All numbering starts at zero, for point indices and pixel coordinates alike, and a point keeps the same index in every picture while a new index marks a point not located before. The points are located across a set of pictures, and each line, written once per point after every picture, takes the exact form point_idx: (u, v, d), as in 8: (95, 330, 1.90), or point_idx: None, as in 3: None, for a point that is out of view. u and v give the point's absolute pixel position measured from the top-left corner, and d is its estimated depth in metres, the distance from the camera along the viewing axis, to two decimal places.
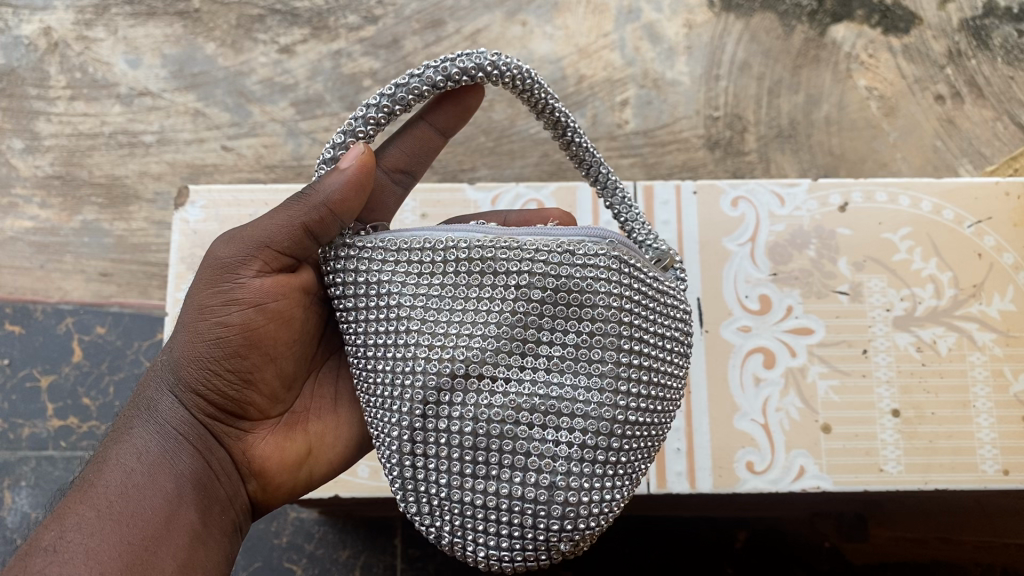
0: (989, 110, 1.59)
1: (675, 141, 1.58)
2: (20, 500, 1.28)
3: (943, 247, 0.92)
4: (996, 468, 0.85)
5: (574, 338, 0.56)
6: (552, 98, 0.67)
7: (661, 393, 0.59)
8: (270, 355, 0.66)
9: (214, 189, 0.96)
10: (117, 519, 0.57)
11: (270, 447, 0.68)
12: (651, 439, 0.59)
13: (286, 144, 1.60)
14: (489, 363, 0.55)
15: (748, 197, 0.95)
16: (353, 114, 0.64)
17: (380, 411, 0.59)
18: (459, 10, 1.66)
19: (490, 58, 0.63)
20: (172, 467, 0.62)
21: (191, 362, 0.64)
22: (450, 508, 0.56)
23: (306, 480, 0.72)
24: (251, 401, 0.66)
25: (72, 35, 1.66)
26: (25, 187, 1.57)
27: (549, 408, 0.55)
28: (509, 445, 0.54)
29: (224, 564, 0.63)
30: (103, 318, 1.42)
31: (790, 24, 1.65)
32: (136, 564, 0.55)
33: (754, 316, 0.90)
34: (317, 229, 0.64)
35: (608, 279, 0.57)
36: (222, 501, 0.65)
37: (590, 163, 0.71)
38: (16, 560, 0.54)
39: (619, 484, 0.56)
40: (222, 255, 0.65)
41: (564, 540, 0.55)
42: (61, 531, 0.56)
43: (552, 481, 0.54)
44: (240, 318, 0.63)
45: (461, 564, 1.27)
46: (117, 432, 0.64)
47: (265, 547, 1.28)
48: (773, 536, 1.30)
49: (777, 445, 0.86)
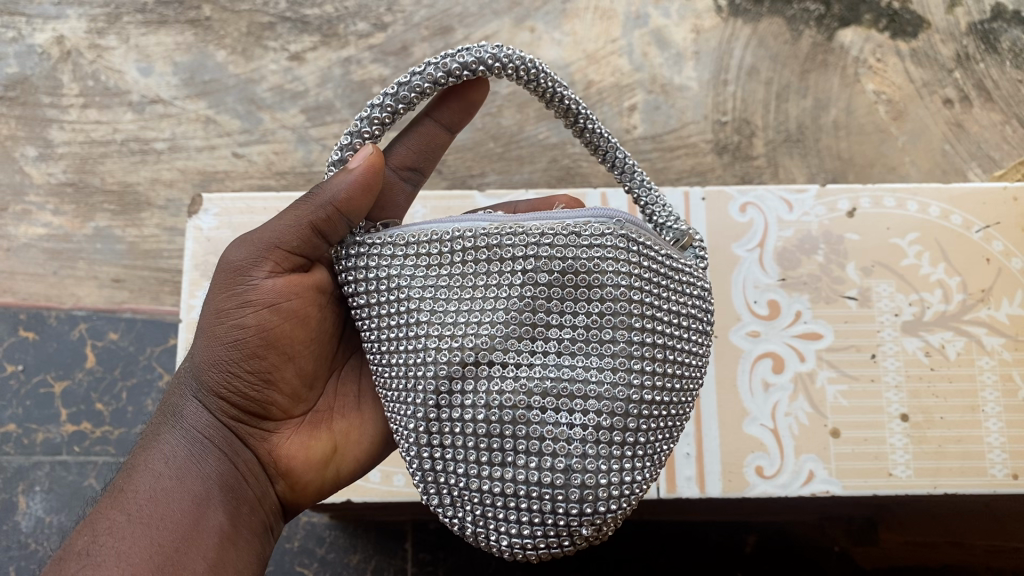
0: (998, 113, 1.59)
1: (683, 146, 1.59)
2: (34, 504, 1.30)
3: (951, 251, 0.92)
4: (1005, 473, 0.86)
5: (584, 320, 0.56)
6: (559, 86, 0.67)
7: (677, 372, 0.59)
8: (289, 354, 0.67)
9: (227, 197, 0.96)
10: (146, 522, 0.58)
11: (296, 446, 0.69)
12: (670, 420, 0.59)
13: (296, 150, 1.61)
14: (499, 350, 0.56)
15: (757, 203, 0.95)
16: (357, 117, 0.66)
17: (398, 405, 0.60)
18: (468, 16, 1.67)
19: (492, 51, 0.63)
20: (198, 469, 0.63)
21: (212, 365, 0.65)
22: (471, 498, 0.56)
23: (333, 478, 0.72)
24: (272, 401, 0.67)
25: (85, 43, 1.68)
26: (38, 194, 1.59)
27: (562, 391, 0.55)
28: (523, 430, 0.55)
29: (255, 564, 0.64)
30: (117, 324, 1.44)
31: (797, 29, 1.65)
32: (166, 566, 0.57)
33: (764, 321, 0.90)
34: (325, 228, 0.66)
35: (615, 258, 0.58)
36: (251, 501, 0.65)
37: (605, 149, 0.71)
38: (52, 565, 0.56)
39: (639, 465, 0.56)
40: (235, 260, 0.66)
41: (585, 524, 0.55)
42: (93, 536, 0.57)
43: (568, 465, 0.54)
44: (255, 320, 0.65)
45: (471, 568, 1.28)
46: (145, 439, 0.65)
47: (277, 551, 1.30)
48: (781, 539, 1.30)
49: (786, 450, 0.87)
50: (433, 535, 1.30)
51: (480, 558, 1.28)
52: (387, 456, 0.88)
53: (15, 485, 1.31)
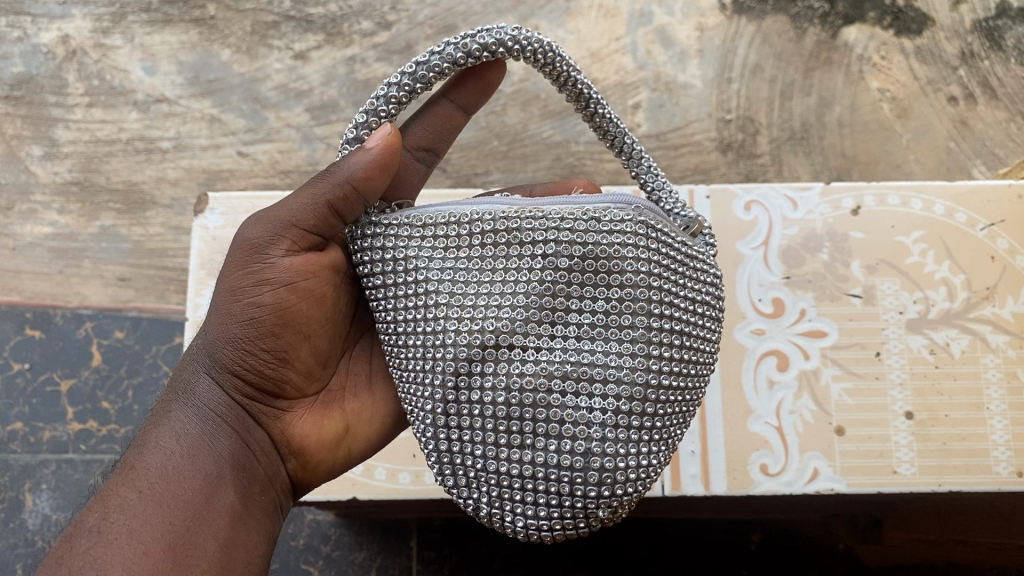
0: (1002, 111, 1.59)
1: (687, 144, 1.59)
2: (41, 502, 1.30)
3: (956, 249, 0.92)
4: (1010, 470, 0.86)
5: (603, 305, 0.57)
6: (573, 70, 0.68)
7: (693, 357, 0.60)
8: (304, 334, 0.67)
9: (233, 196, 0.96)
10: (157, 500, 0.58)
11: (308, 425, 0.70)
12: (684, 405, 0.60)
13: (301, 149, 1.61)
14: (519, 334, 0.57)
15: (762, 201, 0.95)
16: (373, 95, 0.65)
17: (414, 386, 0.60)
18: (471, 15, 1.67)
19: (511, 33, 0.64)
20: (211, 448, 0.63)
21: (227, 343, 0.66)
22: (487, 480, 0.57)
23: (345, 458, 0.73)
24: (286, 379, 0.68)
25: (90, 43, 1.69)
26: (44, 193, 1.59)
27: (581, 374, 0.55)
28: (542, 413, 0.55)
29: (267, 544, 0.64)
30: (122, 322, 1.45)
31: (801, 27, 1.65)
32: (179, 545, 0.57)
33: (768, 319, 0.91)
34: (341, 207, 0.66)
35: (634, 244, 0.58)
36: (262, 481, 0.66)
37: (614, 134, 0.72)
38: (63, 542, 0.57)
39: (654, 450, 0.57)
40: (251, 237, 0.66)
41: (601, 507, 0.56)
42: (105, 513, 0.57)
43: (587, 448, 0.55)
44: (271, 298, 0.65)
45: (476, 565, 1.29)
46: (157, 417, 0.65)
47: (283, 549, 1.30)
48: (786, 538, 1.30)
49: (791, 448, 0.87)
50: (439, 532, 1.31)
51: (485, 556, 1.29)
52: (393, 454, 0.88)
53: (22, 482, 1.32)
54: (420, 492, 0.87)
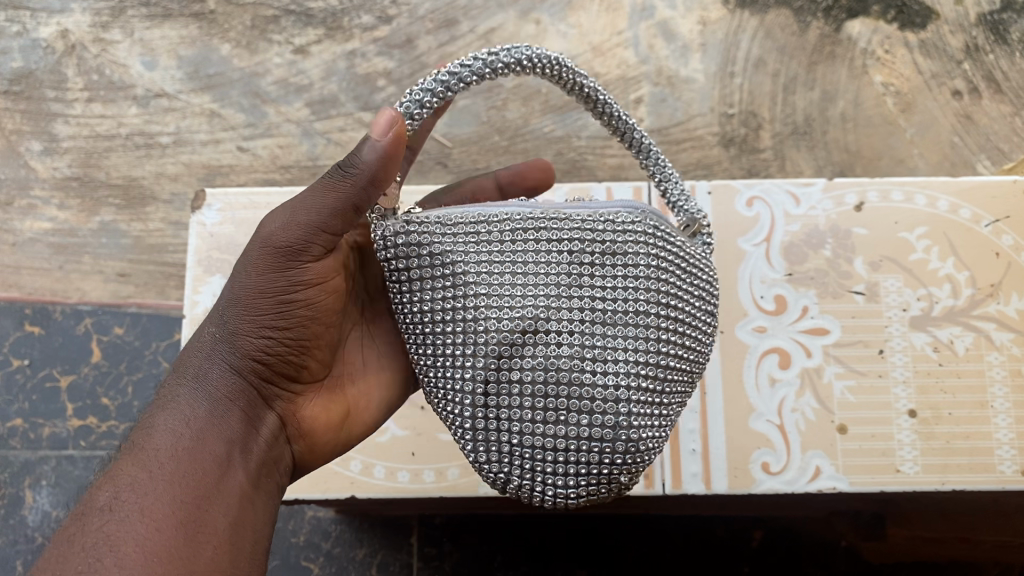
0: (1007, 105, 1.57)
1: (689, 139, 1.58)
2: (40, 499, 1.31)
3: (961, 246, 0.91)
4: (1014, 469, 0.85)
5: (626, 284, 0.56)
6: (580, 76, 0.66)
7: (699, 338, 0.61)
8: (326, 323, 0.69)
9: (230, 192, 0.96)
10: (168, 478, 0.57)
11: (317, 410, 0.71)
12: (690, 383, 0.61)
13: (301, 144, 1.60)
14: (543, 315, 0.55)
15: (764, 197, 0.94)
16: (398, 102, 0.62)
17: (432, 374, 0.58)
18: (472, 9, 1.66)
19: (527, 54, 0.62)
20: (220, 431, 0.62)
21: (252, 333, 0.65)
22: (510, 458, 0.56)
23: (345, 442, 0.75)
24: (305, 365, 0.69)
25: (90, 38, 1.68)
26: (43, 188, 1.59)
27: (605, 351, 0.55)
28: (568, 391, 0.54)
29: (270, 525, 0.64)
30: (122, 319, 1.44)
31: (805, 20, 1.63)
32: (190, 520, 0.56)
33: (770, 316, 0.90)
34: (364, 204, 0.63)
35: (645, 239, 0.58)
36: (270, 464, 0.66)
37: (624, 130, 0.69)
38: (71, 523, 0.55)
39: (665, 417, 0.58)
40: (281, 234, 0.65)
41: (622, 475, 0.56)
42: (115, 491, 0.56)
43: (614, 422, 0.54)
44: (304, 296, 0.66)
45: (477, 561, 1.28)
46: (159, 402, 0.64)
47: (283, 546, 1.30)
48: (788, 536, 1.30)
49: (793, 446, 0.86)
50: (439, 529, 1.30)
51: (486, 553, 1.29)
52: (393, 452, 0.87)
53: (22, 479, 1.32)
54: (418, 491, 0.86)
